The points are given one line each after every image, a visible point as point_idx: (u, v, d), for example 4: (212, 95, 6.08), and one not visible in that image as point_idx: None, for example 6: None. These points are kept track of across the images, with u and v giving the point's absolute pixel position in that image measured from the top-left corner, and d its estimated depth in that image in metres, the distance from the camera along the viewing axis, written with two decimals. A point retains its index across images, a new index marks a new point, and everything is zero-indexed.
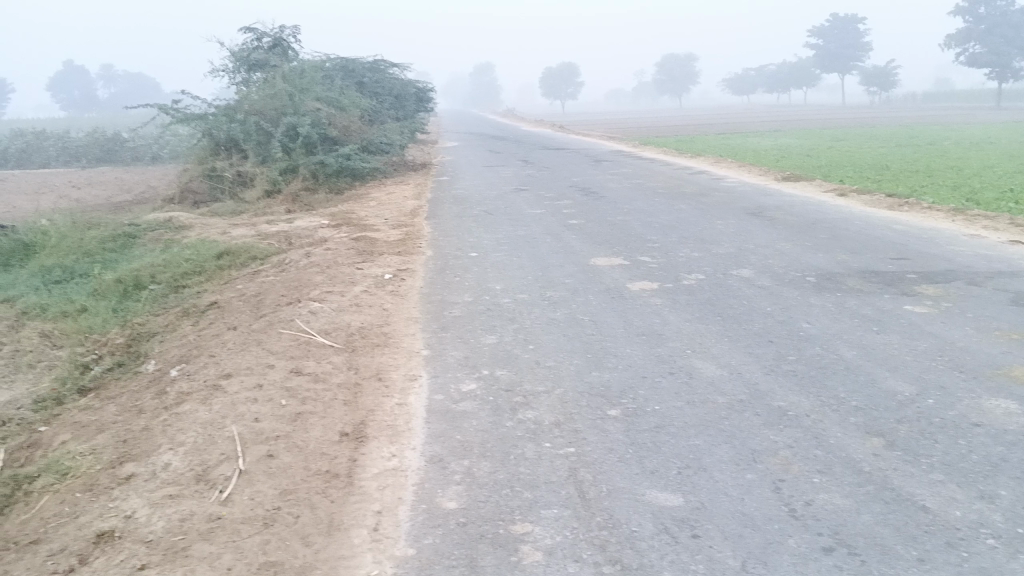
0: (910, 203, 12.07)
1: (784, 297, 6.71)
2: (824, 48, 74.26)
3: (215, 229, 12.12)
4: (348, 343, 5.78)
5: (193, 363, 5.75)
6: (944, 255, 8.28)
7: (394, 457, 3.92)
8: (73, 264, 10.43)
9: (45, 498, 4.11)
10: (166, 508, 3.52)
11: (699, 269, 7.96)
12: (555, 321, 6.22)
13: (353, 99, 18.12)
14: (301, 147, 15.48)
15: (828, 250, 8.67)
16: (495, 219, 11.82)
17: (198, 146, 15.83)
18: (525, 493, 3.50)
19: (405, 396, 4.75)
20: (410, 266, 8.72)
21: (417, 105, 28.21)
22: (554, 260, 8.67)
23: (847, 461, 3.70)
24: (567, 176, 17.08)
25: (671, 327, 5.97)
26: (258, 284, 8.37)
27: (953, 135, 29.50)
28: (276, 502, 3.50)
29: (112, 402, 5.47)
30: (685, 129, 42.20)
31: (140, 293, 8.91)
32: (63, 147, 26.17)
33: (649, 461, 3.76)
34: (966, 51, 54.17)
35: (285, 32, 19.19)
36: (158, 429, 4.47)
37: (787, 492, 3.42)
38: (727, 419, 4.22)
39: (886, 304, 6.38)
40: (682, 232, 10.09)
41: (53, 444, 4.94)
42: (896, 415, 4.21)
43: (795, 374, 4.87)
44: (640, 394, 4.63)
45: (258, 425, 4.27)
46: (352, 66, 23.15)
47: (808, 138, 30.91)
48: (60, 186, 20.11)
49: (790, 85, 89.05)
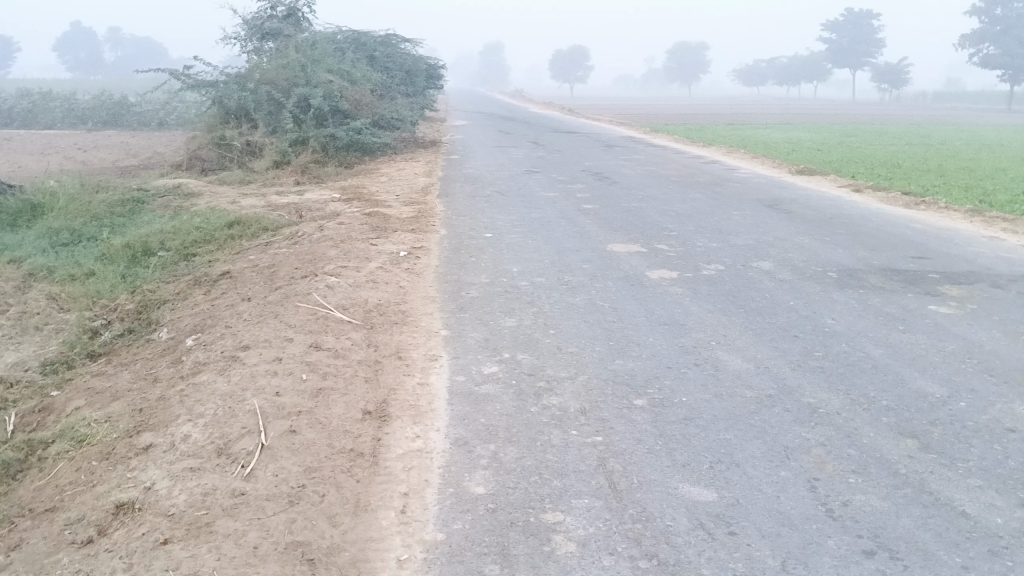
0: (927, 202, 11.95)
1: (806, 292, 6.61)
2: (835, 42, 73.77)
3: (224, 198, 12.00)
4: (367, 320, 5.71)
5: (209, 333, 5.66)
6: (964, 256, 8.19)
7: (418, 439, 3.85)
8: (81, 227, 10.31)
9: (60, 464, 4.03)
10: (187, 482, 3.45)
11: (718, 260, 7.87)
12: (575, 306, 6.13)
13: (365, 73, 17.93)
14: (312, 119, 15.32)
15: (848, 246, 8.57)
16: (508, 200, 11.70)
17: (207, 114, 15.68)
18: (554, 481, 3.43)
19: (426, 376, 4.66)
20: (425, 244, 8.62)
21: (427, 82, 28.00)
22: (570, 244, 8.57)
23: (882, 463, 3.63)
24: (579, 160, 16.94)
25: (693, 317, 5.88)
26: (271, 255, 8.27)
27: (963, 136, 29.33)
28: (301, 479, 3.43)
29: (126, 368, 5.40)
30: (694, 119, 42.02)
31: (149, 259, 8.81)
32: (69, 109, 25.95)
33: (680, 453, 3.69)
34: (978, 52, 53.69)
35: (299, 2, 18.97)
36: (175, 399, 4.39)
37: (823, 492, 3.36)
38: (756, 414, 4.14)
39: (910, 303, 6.28)
40: (698, 221, 9.99)
41: (67, 410, 4.86)
42: (929, 417, 4.14)
43: (822, 370, 4.80)
44: (666, 385, 4.54)
45: (279, 400, 4.20)
46: (364, 40, 22.92)
47: (818, 132, 30.65)
48: (66, 148, 19.97)
49: (800, 78, 88.47)
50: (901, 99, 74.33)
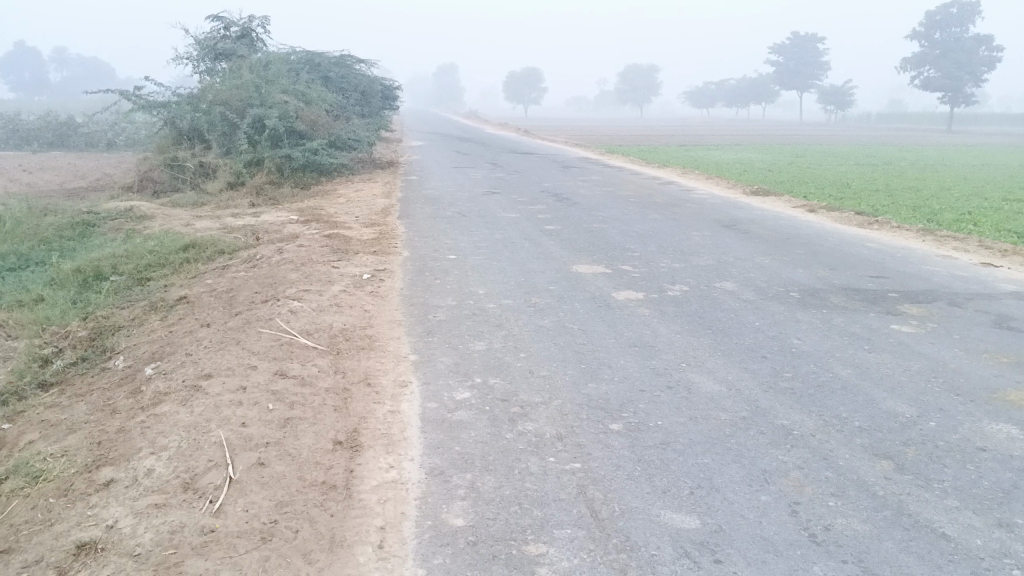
0: (879, 221, 12.21)
1: (771, 312, 6.66)
2: (783, 65, 75.45)
3: (178, 221, 11.74)
4: (333, 345, 5.59)
5: (169, 361, 5.48)
6: (921, 275, 8.35)
7: (392, 469, 3.75)
8: (29, 252, 9.99)
9: (14, 503, 3.83)
10: (153, 519, 3.30)
11: (683, 280, 7.90)
12: (545, 329, 6.09)
13: (320, 94, 17.78)
14: (267, 140, 15.11)
15: (807, 266, 8.67)
16: (470, 221, 11.63)
17: (158, 135, 15.38)
18: (534, 511, 3.36)
19: (396, 404, 4.56)
20: (388, 266, 8.51)
21: (383, 103, 27.92)
22: (534, 266, 8.53)
23: (859, 484, 3.64)
24: (538, 181, 16.98)
25: (662, 339, 5.88)
26: (229, 279, 8.09)
27: (909, 156, 30.14)
28: (272, 514, 3.31)
29: (82, 399, 5.19)
30: (648, 139, 42.57)
31: (101, 284, 8.55)
32: (13, 130, 25.27)
33: (659, 479, 3.65)
34: (920, 74, 55.46)
35: (253, 22, 18.78)
36: (136, 432, 4.22)
37: (804, 516, 3.35)
38: (733, 437, 4.12)
39: (873, 323, 6.36)
40: (660, 242, 10.04)
41: (19, 444, 4.64)
42: (902, 437, 4.16)
43: (794, 392, 4.80)
44: (640, 408, 4.51)
45: (246, 431, 4.06)
46: (318, 61, 22.78)
47: (768, 153, 31.25)
48: (10, 169, 19.40)
49: (749, 100, 90.35)
50: (848, 120, 76.21)
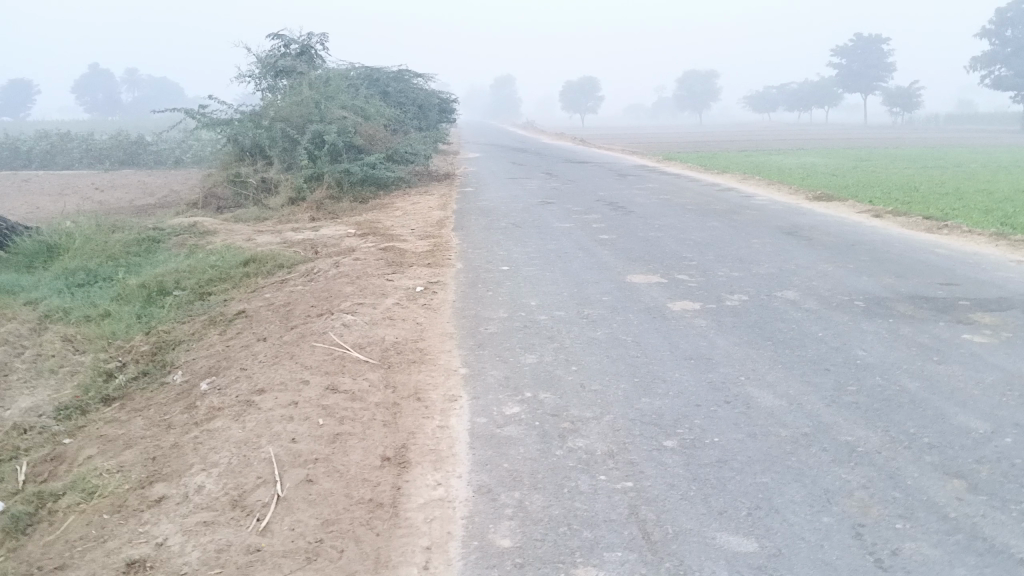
0: (949, 226, 11.75)
1: (835, 322, 6.43)
2: (845, 67, 73.86)
3: (240, 236, 11.96)
4: (384, 359, 5.58)
5: (224, 376, 5.54)
6: (994, 281, 7.98)
7: (440, 486, 3.69)
8: (97, 268, 10.27)
9: (70, 518, 3.88)
10: (201, 537, 3.31)
11: (742, 289, 7.70)
12: (597, 341, 5.98)
13: (378, 109, 17.99)
14: (326, 155, 15.32)
15: (873, 274, 8.37)
16: (524, 232, 11.58)
17: (222, 152, 15.75)
18: (584, 533, 3.26)
19: (446, 419, 4.50)
20: (442, 279, 8.48)
21: (440, 116, 28.17)
22: (588, 276, 8.42)
23: (928, 505, 3.45)
24: (593, 190, 16.83)
25: (720, 351, 5.72)
26: (286, 293, 8.18)
27: (979, 158, 29.11)
28: (318, 533, 3.28)
29: (139, 414, 5.28)
30: (707, 146, 41.97)
31: (164, 299, 8.74)
32: (87, 150, 26.19)
33: (715, 500, 3.51)
34: (991, 73, 53.69)
35: (312, 39, 19.14)
36: (189, 447, 4.26)
37: (869, 540, 3.18)
38: (793, 455, 3.95)
39: (942, 333, 6.08)
40: (719, 250, 9.82)
41: (79, 459, 4.72)
42: (974, 454, 3.94)
43: (858, 406, 4.60)
44: (696, 424, 4.37)
45: (296, 446, 4.06)
46: (377, 76, 23.09)
47: (832, 157, 30.50)
48: (82, 188, 20.07)
49: (811, 104, 88.61)
50: (915, 122, 74.01)
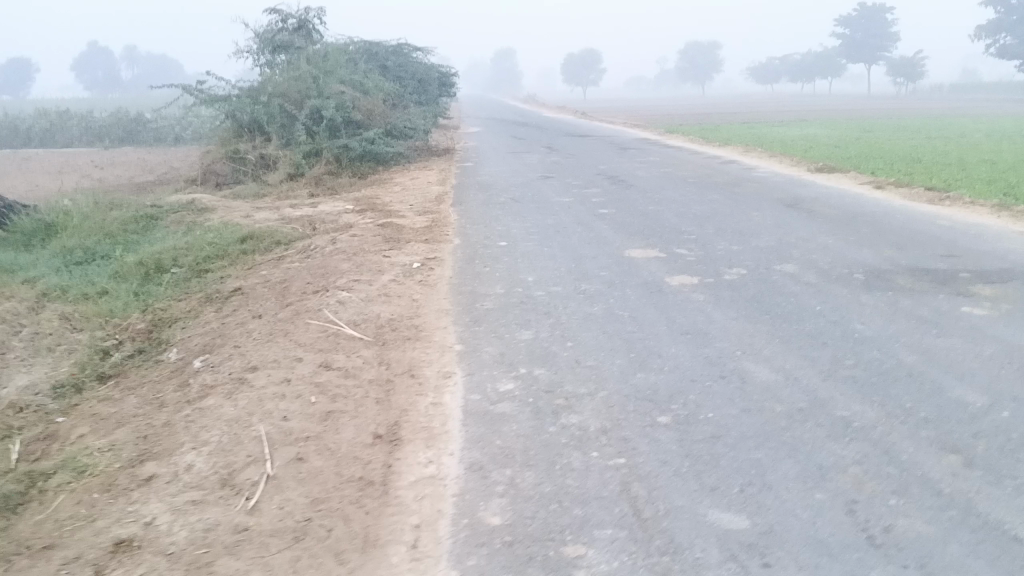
0: (952, 197, 11.64)
1: (833, 295, 6.38)
2: (849, 37, 73.17)
3: (237, 213, 11.88)
4: (378, 336, 5.54)
5: (217, 354, 5.51)
6: (996, 253, 7.90)
7: (431, 464, 3.66)
8: (95, 245, 10.22)
9: (61, 497, 3.86)
10: (189, 517, 3.29)
11: (741, 263, 7.64)
12: (593, 317, 5.93)
13: (377, 83, 17.82)
14: (325, 130, 15.20)
15: (873, 246, 8.30)
16: (522, 207, 11.50)
17: (221, 128, 15.63)
18: (574, 510, 3.23)
19: (439, 396, 4.47)
20: (439, 254, 8.43)
21: (440, 90, 27.95)
22: (586, 251, 8.36)
23: (923, 481, 3.41)
24: (594, 164, 16.71)
25: (716, 325, 5.67)
26: (282, 270, 8.13)
27: (983, 128, 28.84)
28: (307, 512, 3.26)
29: (132, 392, 5.26)
30: (710, 118, 41.69)
31: (162, 276, 8.70)
32: (87, 127, 26.06)
33: (708, 476, 3.48)
34: (996, 42, 53.21)
35: (310, 13, 18.93)
36: (180, 426, 4.24)
37: (863, 517, 3.15)
38: (788, 430, 3.92)
39: (941, 305, 6.02)
40: (718, 223, 9.75)
41: (71, 438, 4.71)
42: (971, 429, 3.90)
43: (855, 381, 4.56)
44: (691, 399, 4.33)
45: (287, 424, 4.03)
46: (376, 50, 22.87)
47: (836, 128, 30.28)
48: (82, 166, 19.99)
49: (815, 75, 87.89)
50: (920, 92, 73.41)
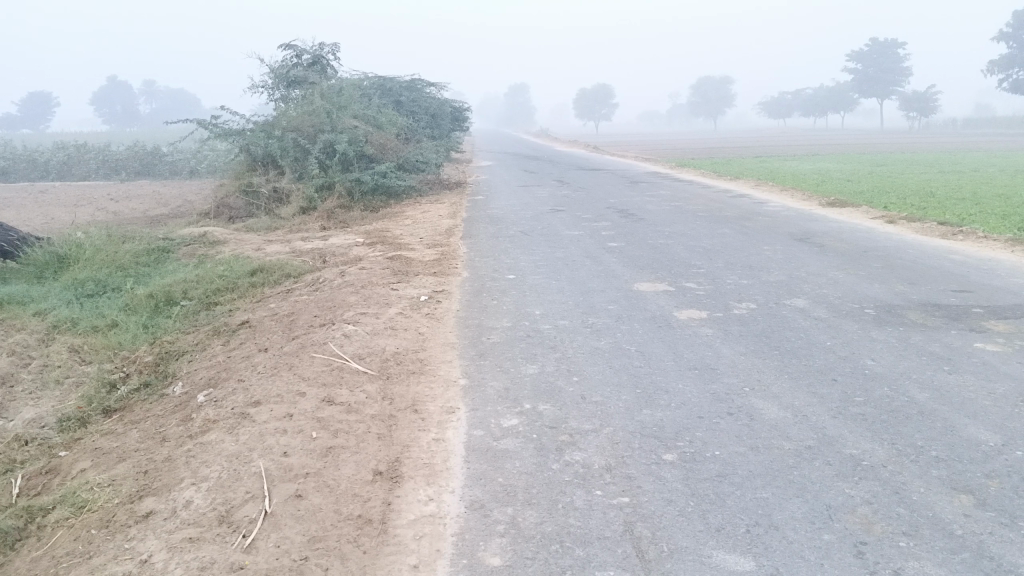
0: (964, 232, 11.56)
1: (844, 330, 6.31)
2: (861, 72, 73.46)
3: (249, 246, 11.94)
4: (383, 370, 5.51)
5: (221, 388, 5.49)
6: (1010, 288, 7.82)
7: (431, 502, 3.61)
8: (106, 278, 10.28)
9: (59, 533, 3.83)
10: (185, 554, 3.26)
11: (751, 297, 7.58)
12: (600, 351, 5.88)
13: (389, 118, 18.00)
14: (337, 164, 15.31)
15: (885, 280, 8.24)
16: (532, 240, 11.51)
17: (235, 161, 15.77)
18: (576, 550, 3.17)
19: (442, 431, 4.43)
20: (447, 288, 8.42)
21: (453, 124, 28.18)
22: (595, 285, 8.32)
23: (935, 522, 3.33)
24: (604, 197, 16.74)
25: (725, 360, 5.61)
26: (291, 303, 8.14)
27: (996, 162, 28.78)
28: (304, 551, 3.22)
29: (136, 426, 5.24)
30: (722, 151, 41.79)
31: (171, 309, 8.73)
32: (103, 160, 26.35)
33: (713, 516, 3.41)
34: (1008, 77, 53.25)
35: (324, 49, 19.18)
36: (181, 461, 4.21)
37: (872, 559, 3.07)
38: (796, 469, 3.84)
39: (954, 341, 5.93)
40: (728, 257, 9.70)
41: (72, 472, 4.69)
42: (984, 468, 3.81)
43: (865, 418, 4.48)
44: (697, 437, 4.27)
45: (287, 460, 4.00)
46: (389, 85, 23.13)
47: (849, 162, 30.31)
48: (98, 198, 20.18)
49: (827, 109, 88.14)
50: (933, 127, 73.40)
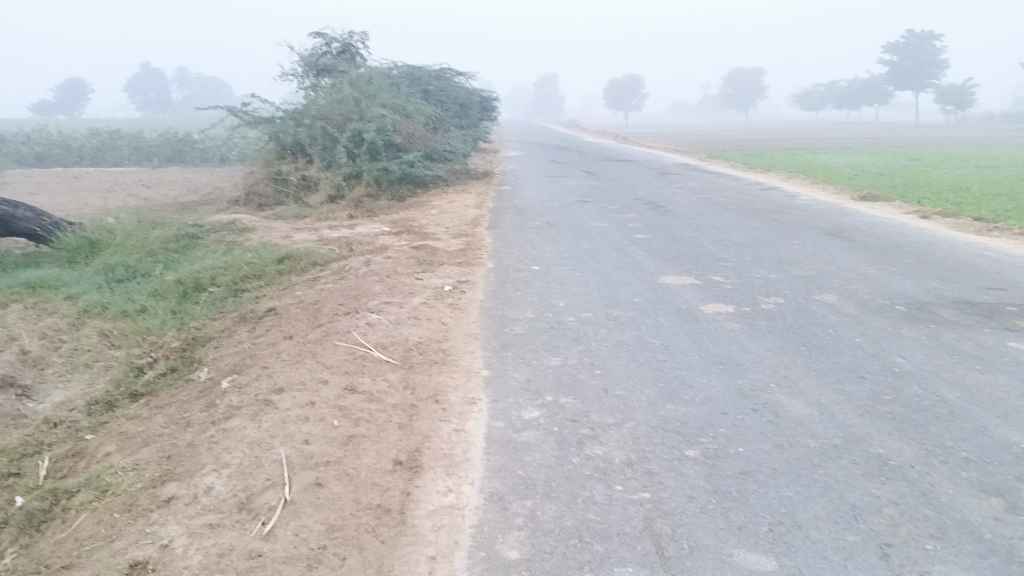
0: (1000, 228, 11.32)
1: (873, 327, 6.20)
2: (897, 64, 72.27)
3: (276, 233, 12.00)
4: (405, 359, 5.51)
5: (245, 374, 5.52)
6: None
7: (450, 493, 3.60)
8: (136, 263, 10.38)
9: (82, 516, 3.87)
10: (205, 540, 3.28)
11: (779, 292, 7.48)
12: (624, 345, 5.83)
13: (418, 106, 17.99)
14: (365, 153, 15.34)
15: (916, 276, 8.09)
16: (558, 231, 11.46)
17: (264, 149, 15.85)
18: (594, 546, 3.14)
19: (463, 422, 4.41)
20: (471, 278, 8.40)
21: (482, 113, 28.15)
22: (620, 277, 8.26)
23: (963, 525, 3.26)
24: (632, 189, 16.63)
25: (751, 356, 5.54)
26: (316, 291, 8.17)
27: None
28: (321, 540, 3.23)
29: (161, 411, 5.29)
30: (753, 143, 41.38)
31: (199, 295, 8.79)
32: (136, 147, 26.62)
33: (735, 514, 3.37)
34: None
35: (353, 37, 19.21)
36: (204, 446, 4.23)
37: (897, 561, 3.01)
38: (821, 468, 3.78)
39: (987, 340, 5.81)
40: (757, 250, 9.58)
41: (98, 455, 4.74)
42: (1015, 471, 3.72)
43: (893, 417, 4.39)
44: (721, 433, 4.21)
45: (308, 448, 4.01)
46: (419, 75, 23.12)
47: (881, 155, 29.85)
48: (131, 185, 20.41)
49: (861, 101, 86.90)
50: (969, 121, 72.10)
